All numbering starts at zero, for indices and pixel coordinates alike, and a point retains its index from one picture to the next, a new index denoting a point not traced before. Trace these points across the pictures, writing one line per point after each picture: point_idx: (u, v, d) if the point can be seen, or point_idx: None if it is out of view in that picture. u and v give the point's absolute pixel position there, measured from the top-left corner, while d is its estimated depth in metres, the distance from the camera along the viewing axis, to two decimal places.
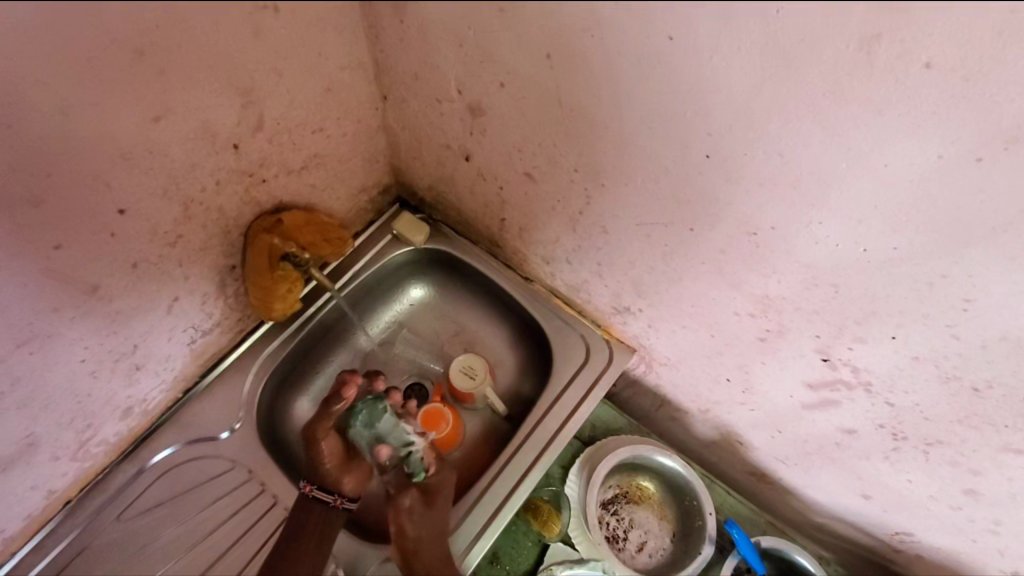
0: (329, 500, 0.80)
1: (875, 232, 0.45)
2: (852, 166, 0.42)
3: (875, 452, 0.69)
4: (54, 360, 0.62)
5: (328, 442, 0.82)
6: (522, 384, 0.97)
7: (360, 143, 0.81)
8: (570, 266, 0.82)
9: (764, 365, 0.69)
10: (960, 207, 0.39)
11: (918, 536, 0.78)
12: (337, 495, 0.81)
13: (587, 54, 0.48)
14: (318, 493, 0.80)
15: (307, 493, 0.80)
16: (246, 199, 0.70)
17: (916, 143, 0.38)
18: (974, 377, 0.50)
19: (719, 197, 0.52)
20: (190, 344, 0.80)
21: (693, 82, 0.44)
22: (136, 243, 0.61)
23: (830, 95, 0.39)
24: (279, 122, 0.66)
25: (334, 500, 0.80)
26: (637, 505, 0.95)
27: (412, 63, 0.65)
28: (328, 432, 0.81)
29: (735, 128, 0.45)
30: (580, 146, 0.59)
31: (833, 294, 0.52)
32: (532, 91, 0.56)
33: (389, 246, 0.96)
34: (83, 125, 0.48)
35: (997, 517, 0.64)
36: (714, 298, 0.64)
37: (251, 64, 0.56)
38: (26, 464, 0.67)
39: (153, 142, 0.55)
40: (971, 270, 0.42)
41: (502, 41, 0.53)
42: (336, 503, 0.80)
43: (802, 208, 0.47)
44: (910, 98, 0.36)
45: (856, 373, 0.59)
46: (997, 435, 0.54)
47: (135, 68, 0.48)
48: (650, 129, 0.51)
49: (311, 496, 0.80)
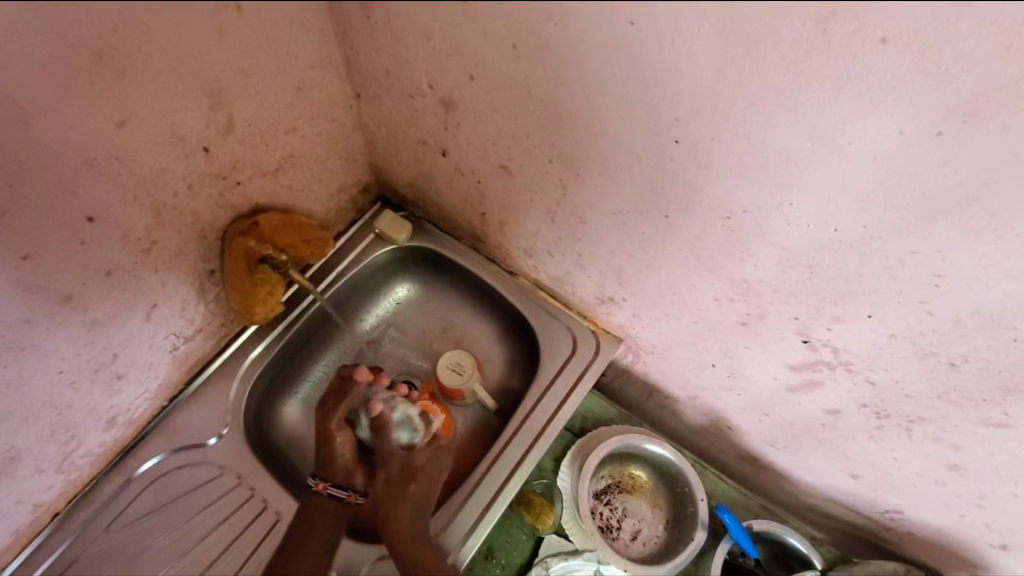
0: (344, 496, 0.81)
1: (843, 210, 0.44)
2: (818, 145, 0.41)
3: (859, 432, 0.69)
4: (31, 372, 0.61)
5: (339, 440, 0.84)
6: (511, 378, 0.97)
7: (336, 143, 0.80)
8: (552, 258, 0.82)
9: (747, 349, 0.69)
10: (925, 180, 0.39)
11: (908, 514, 0.79)
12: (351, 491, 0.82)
13: (552, 42, 0.47)
14: (332, 489, 0.80)
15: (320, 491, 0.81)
16: (221, 202, 0.70)
17: (879, 121, 0.38)
18: (951, 353, 0.50)
19: (693, 183, 0.52)
20: (172, 350, 0.79)
21: (659, 66, 0.44)
22: (108, 250, 0.60)
23: (791, 74, 0.38)
24: (249, 123, 0.65)
25: (348, 496, 0.81)
26: (629, 494, 0.95)
27: (383, 60, 0.64)
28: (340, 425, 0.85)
29: (702, 111, 0.45)
30: (552, 137, 0.58)
31: (808, 275, 0.52)
32: (501, 83, 0.56)
33: (372, 246, 0.96)
34: (45, 133, 0.47)
35: (982, 491, 0.64)
36: (694, 284, 0.65)
37: (217, 66, 0.56)
38: (10, 478, 0.66)
39: (119, 147, 0.54)
40: (940, 245, 0.42)
41: (468, 33, 0.52)
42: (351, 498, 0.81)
43: (772, 190, 0.47)
44: (867, 74, 0.36)
45: (836, 353, 0.59)
46: (976, 408, 0.54)
47: (95, 72, 0.47)
48: (620, 117, 0.51)
49: (324, 493, 0.80)
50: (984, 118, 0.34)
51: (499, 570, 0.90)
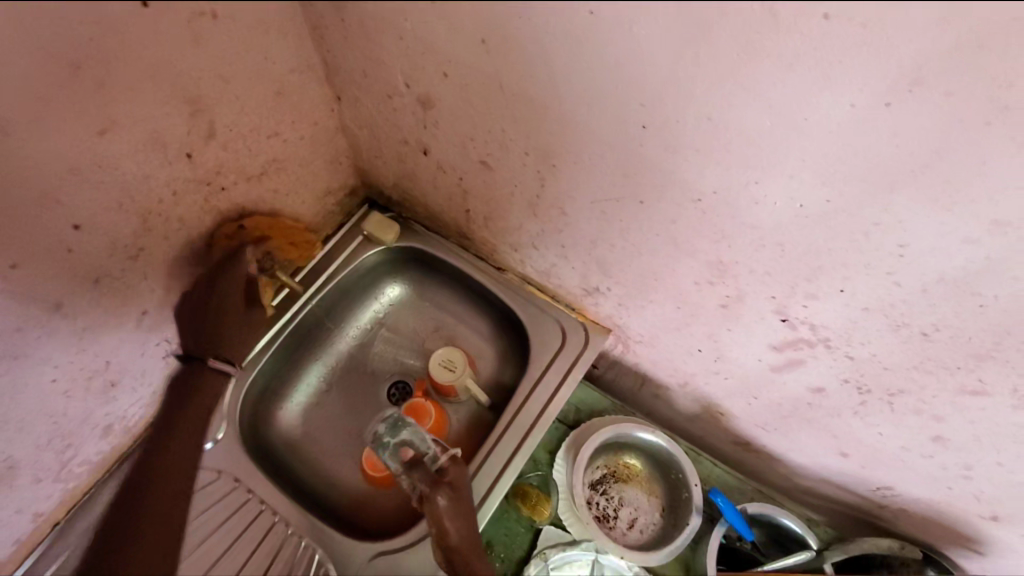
0: None
1: (806, 187, 0.46)
2: (777, 123, 0.43)
3: (844, 409, 0.70)
4: (25, 381, 0.62)
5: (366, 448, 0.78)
6: (503, 373, 0.98)
7: (319, 146, 0.81)
8: (537, 251, 0.83)
9: (729, 332, 0.70)
10: (880, 152, 0.40)
11: (899, 490, 0.79)
12: None
13: (518, 35, 0.49)
14: None
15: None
16: (206, 208, 0.71)
17: (830, 95, 0.39)
18: (922, 322, 0.51)
19: (663, 167, 0.53)
20: (165, 357, 0.80)
21: (621, 54, 0.45)
22: (96, 257, 0.62)
23: (745, 54, 0.40)
24: (230, 129, 0.66)
25: None
26: (625, 483, 0.96)
27: (360, 61, 0.66)
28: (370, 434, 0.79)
29: (665, 96, 0.46)
30: (526, 129, 0.60)
31: (779, 254, 0.54)
32: (472, 78, 0.57)
33: (360, 248, 0.97)
34: (27, 143, 0.49)
35: (967, 461, 0.65)
36: (673, 269, 0.66)
37: (195, 72, 0.57)
38: (8, 488, 0.67)
39: (101, 155, 0.55)
40: (901, 215, 0.43)
41: (437, 31, 0.54)
42: None
43: (738, 171, 0.48)
44: (815, 51, 0.37)
45: (815, 330, 0.61)
46: (952, 377, 0.55)
47: (73, 83, 0.48)
48: (589, 106, 0.52)
49: None
50: (928, 87, 0.36)
51: (499, 563, 0.90)
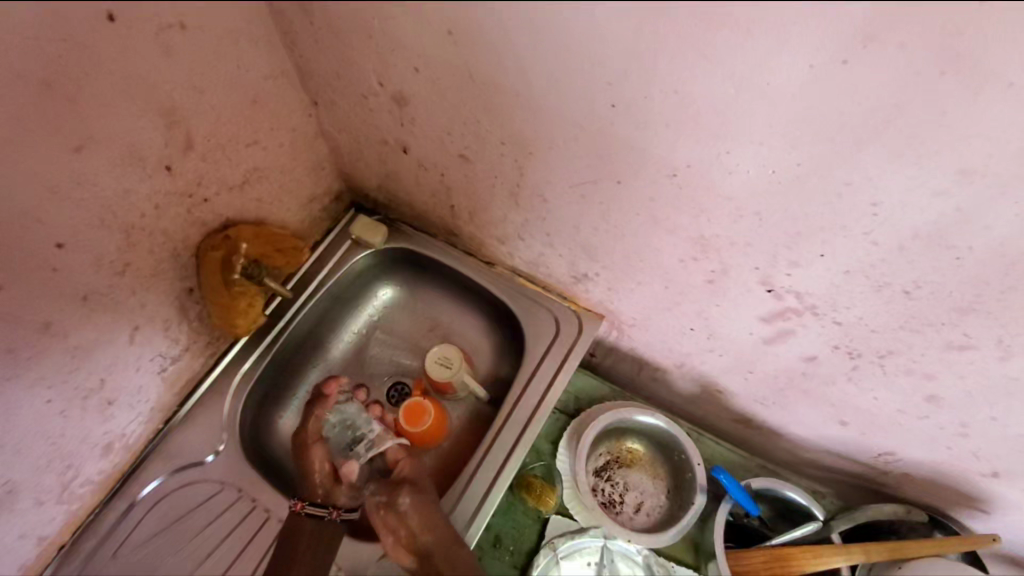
0: (324, 513, 0.80)
1: (777, 152, 0.47)
2: (742, 90, 0.43)
3: (838, 376, 0.71)
4: (18, 404, 0.62)
5: (315, 453, 0.88)
6: (500, 367, 0.98)
7: (300, 152, 0.82)
8: (524, 242, 0.83)
9: (718, 307, 0.71)
10: (844, 111, 0.41)
11: (900, 454, 0.79)
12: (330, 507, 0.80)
13: (483, 24, 0.49)
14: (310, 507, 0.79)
15: (297, 511, 0.78)
16: (190, 220, 0.71)
17: (790, 57, 0.40)
18: (903, 280, 0.52)
19: (636, 145, 0.53)
20: (161, 372, 0.80)
21: (585, 34, 0.45)
22: (82, 275, 0.62)
23: (703, 21, 0.40)
24: (208, 139, 0.67)
25: (330, 512, 0.80)
26: (629, 468, 0.97)
27: (332, 63, 0.66)
28: (315, 441, 0.88)
29: (632, 73, 0.47)
30: (500, 118, 0.60)
31: (759, 223, 0.54)
32: (443, 71, 0.58)
33: (349, 252, 0.97)
34: (4, 163, 0.49)
35: (962, 418, 0.66)
36: (658, 248, 0.66)
37: (167, 84, 0.57)
38: (10, 512, 0.67)
39: (79, 173, 0.55)
40: (870, 173, 0.44)
41: (405, 26, 0.54)
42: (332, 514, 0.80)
43: (710, 142, 0.49)
44: (770, 13, 0.38)
45: (801, 298, 0.61)
46: (938, 334, 0.56)
47: (44, 99, 0.49)
48: (559, 90, 0.52)
49: (304, 512, 0.79)
50: (882, 41, 0.36)
51: (509, 556, 0.90)
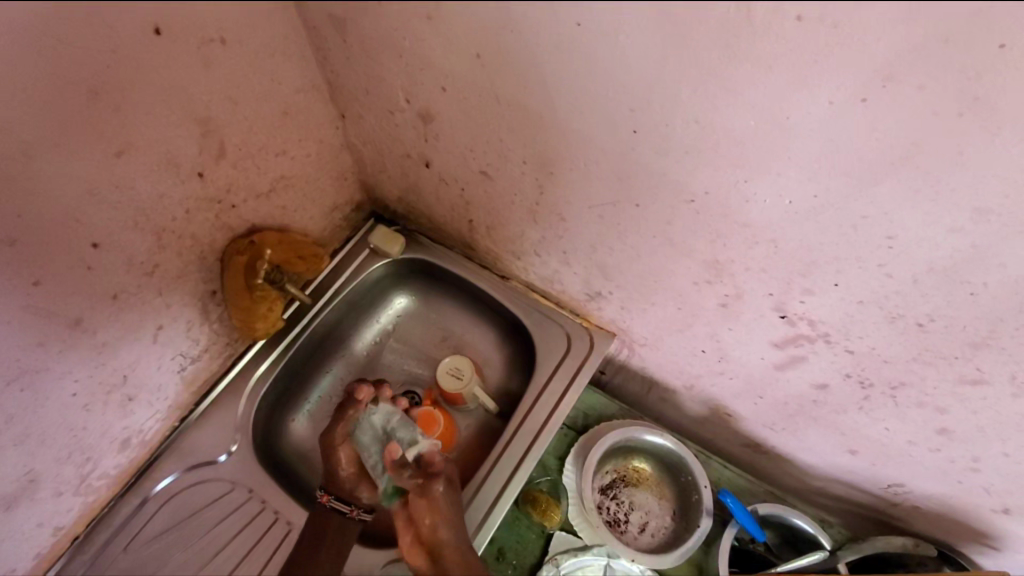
0: (346, 510, 0.81)
1: (794, 182, 0.48)
2: (761, 121, 0.45)
3: (849, 405, 0.71)
4: (45, 396, 0.64)
5: (343, 450, 0.88)
6: (510, 380, 0.99)
7: (326, 162, 0.84)
8: (540, 259, 0.84)
9: (731, 331, 0.71)
10: (862, 146, 0.42)
11: (910, 486, 0.79)
12: (354, 506, 0.82)
13: (510, 48, 0.51)
14: (335, 502, 0.80)
15: (324, 503, 0.80)
16: (217, 224, 0.74)
17: (811, 91, 0.41)
18: (917, 313, 0.52)
19: (654, 168, 0.55)
20: (180, 371, 0.82)
21: (610, 65, 0.47)
22: (114, 274, 0.64)
23: (724, 56, 0.42)
24: (241, 147, 0.69)
25: (350, 509, 0.81)
26: (635, 487, 0.97)
27: (362, 79, 0.68)
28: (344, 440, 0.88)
29: (654, 103, 0.49)
30: (524, 139, 0.62)
31: (773, 250, 0.55)
32: (469, 91, 0.60)
33: (367, 261, 0.99)
34: (51, 166, 0.52)
35: (975, 453, 0.65)
36: (671, 269, 0.67)
37: (205, 96, 0.60)
38: (29, 501, 0.69)
39: (118, 177, 0.58)
40: (886, 207, 0.45)
41: (434, 47, 0.56)
42: (353, 513, 0.81)
43: (728, 169, 0.50)
44: (791, 51, 0.39)
45: (813, 325, 0.61)
46: (951, 367, 0.56)
47: (91, 106, 0.51)
48: (583, 114, 0.54)
49: (329, 505, 0.81)
50: (899, 81, 0.38)
51: (511, 570, 0.90)
